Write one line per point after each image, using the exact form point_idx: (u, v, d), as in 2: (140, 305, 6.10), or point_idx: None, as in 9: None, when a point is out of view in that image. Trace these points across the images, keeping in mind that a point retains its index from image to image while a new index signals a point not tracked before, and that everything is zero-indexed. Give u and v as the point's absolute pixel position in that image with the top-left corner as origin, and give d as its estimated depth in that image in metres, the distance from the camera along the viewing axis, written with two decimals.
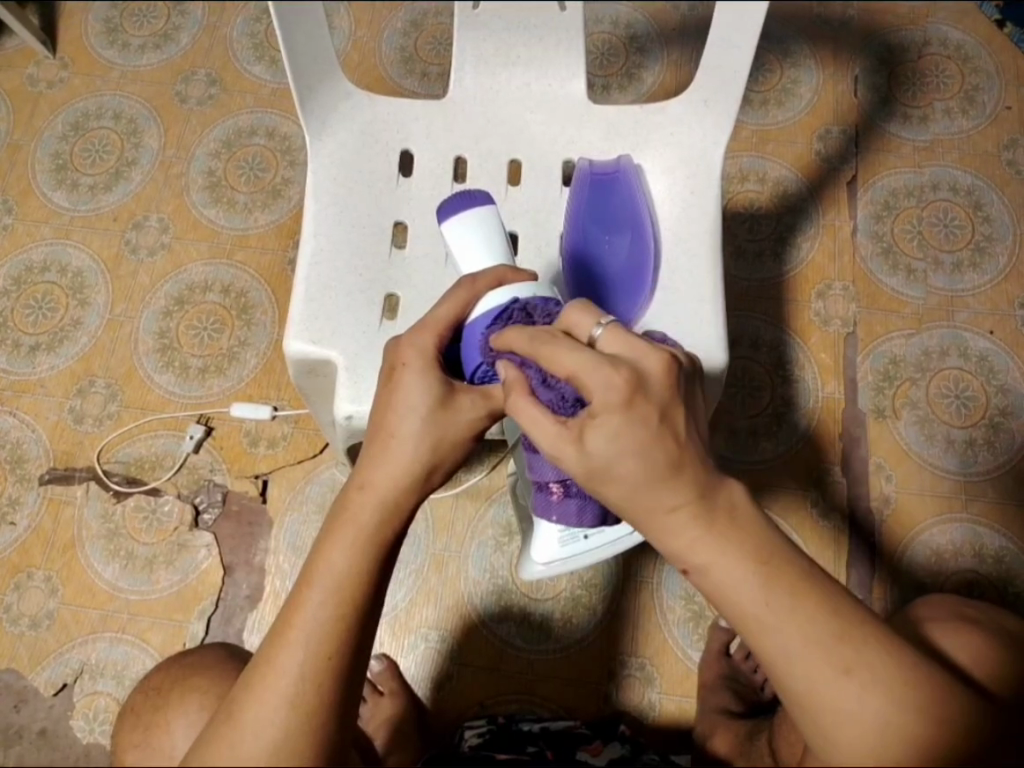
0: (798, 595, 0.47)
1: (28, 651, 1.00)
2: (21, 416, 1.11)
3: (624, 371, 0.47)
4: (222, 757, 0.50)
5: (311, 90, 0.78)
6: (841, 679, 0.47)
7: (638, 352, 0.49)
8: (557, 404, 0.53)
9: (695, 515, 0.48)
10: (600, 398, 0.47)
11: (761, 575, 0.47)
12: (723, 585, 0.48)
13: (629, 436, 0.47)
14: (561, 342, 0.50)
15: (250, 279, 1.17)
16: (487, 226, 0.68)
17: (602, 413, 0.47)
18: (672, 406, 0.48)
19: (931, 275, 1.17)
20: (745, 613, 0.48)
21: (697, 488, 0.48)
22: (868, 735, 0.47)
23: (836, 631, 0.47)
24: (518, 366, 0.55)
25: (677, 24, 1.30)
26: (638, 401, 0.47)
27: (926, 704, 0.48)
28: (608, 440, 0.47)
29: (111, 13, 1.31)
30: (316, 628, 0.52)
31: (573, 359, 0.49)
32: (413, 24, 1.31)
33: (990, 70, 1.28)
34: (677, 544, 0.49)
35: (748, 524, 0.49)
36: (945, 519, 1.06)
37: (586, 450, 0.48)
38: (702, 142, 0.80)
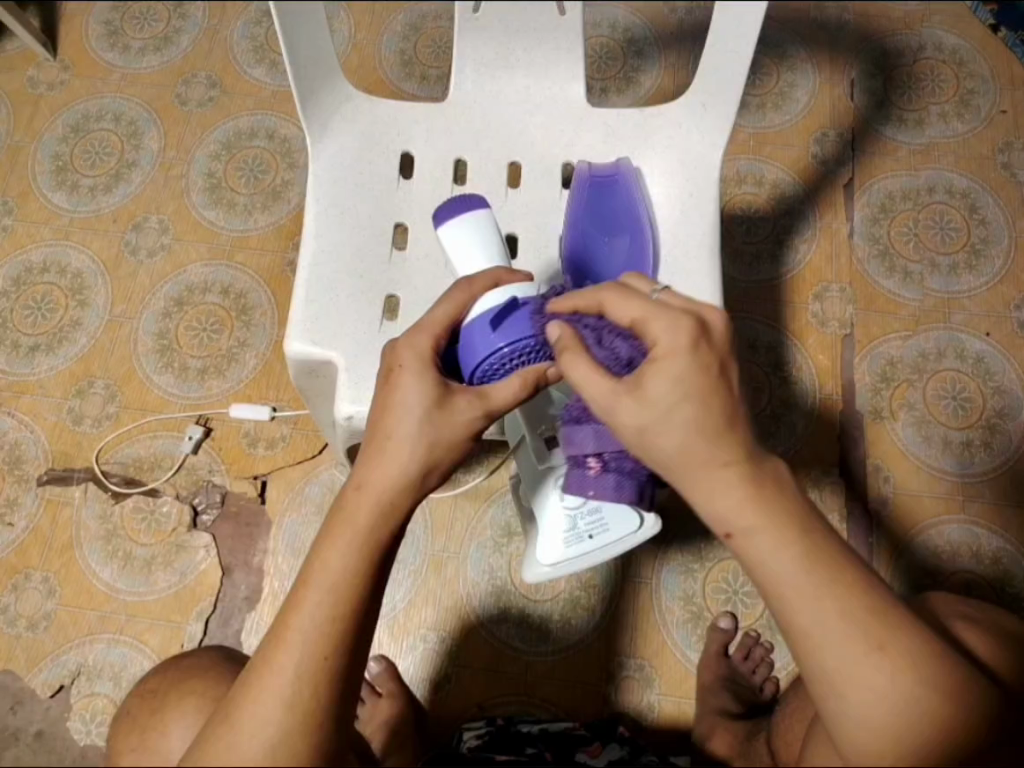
0: (835, 571, 0.48)
1: (25, 652, 1.00)
2: (19, 417, 1.10)
3: (690, 319, 0.50)
4: (220, 756, 0.50)
5: (314, 92, 0.78)
6: (873, 655, 0.47)
7: (698, 305, 0.52)
8: (610, 363, 0.53)
9: (743, 475, 0.49)
10: (667, 342, 0.49)
11: (803, 546, 0.48)
12: (765, 554, 0.48)
13: (693, 380, 0.49)
14: (626, 293, 0.52)
15: (250, 280, 1.18)
16: (482, 228, 0.68)
17: (667, 358, 0.49)
18: (729, 359, 0.50)
19: (927, 277, 1.18)
20: (783, 586, 0.48)
21: (746, 448, 0.49)
22: (892, 711, 0.47)
23: (868, 608, 0.47)
24: (571, 321, 0.55)
25: (675, 28, 1.31)
26: (701, 347, 0.49)
27: (947, 686, 0.48)
28: (671, 383, 0.49)
29: (112, 17, 1.32)
30: (314, 627, 0.52)
31: (638, 308, 0.52)
32: (412, 28, 1.32)
33: (985, 74, 1.29)
34: (723, 506, 0.48)
35: (791, 492, 0.49)
36: (943, 519, 1.06)
37: (644, 397, 0.49)
38: (701, 145, 0.81)
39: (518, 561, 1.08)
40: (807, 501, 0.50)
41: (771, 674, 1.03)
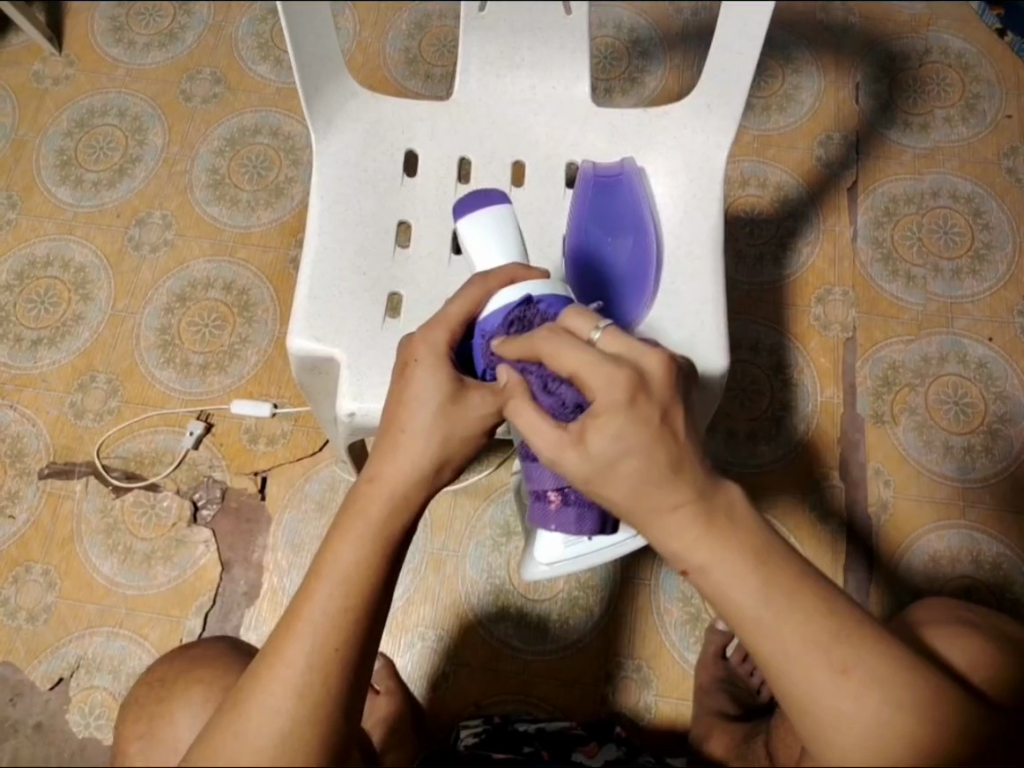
0: (796, 597, 0.48)
1: (25, 645, 1.00)
2: (22, 410, 1.11)
3: (626, 371, 0.49)
4: (229, 747, 0.50)
5: (318, 88, 0.78)
6: (838, 678, 0.47)
7: (637, 352, 0.50)
8: (557, 410, 0.55)
9: (696, 513, 0.48)
10: (603, 398, 0.48)
11: (760, 576, 0.48)
12: (722, 586, 0.48)
13: (633, 435, 0.47)
14: (563, 340, 0.51)
15: (252, 277, 1.18)
16: (500, 225, 0.68)
17: (605, 413, 0.48)
18: (671, 405, 0.49)
19: (930, 282, 1.18)
20: (744, 614, 0.48)
21: (698, 487, 0.48)
22: (863, 731, 0.47)
23: (832, 630, 0.48)
24: (519, 368, 0.56)
25: (681, 29, 1.31)
26: (639, 400, 0.48)
27: (919, 704, 0.48)
28: (611, 439, 0.48)
29: (117, 12, 1.32)
30: (324, 620, 0.52)
31: (578, 356, 0.50)
32: (417, 26, 1.32)
33: (991, 78, 1.29)
34: (678, 544, 0.49)
35: (747, 522, 0.49)
36: (942, 525, 1.06)
37: (587, 450, 0.49)
38: (706, 145, 0.80)
39: (517, 560, 1.08)
40: (764, 526, 0.50)
41: (768, 677, 1.03)
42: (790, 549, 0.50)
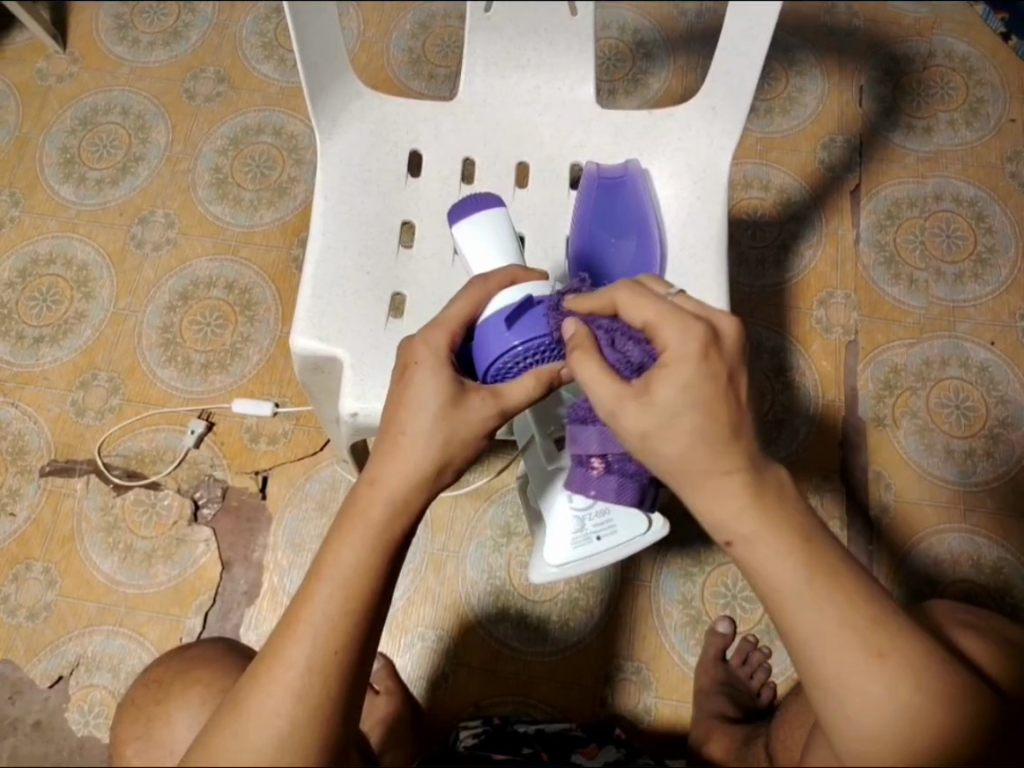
0: (836, 580, 0.48)
1: (25, 643, 1.00)
2: (23, 408, 1.11)
3: (702, 326, 0.49)
4: (229, 748, 0.50)
5: (323, 88, 0.78)
6: (873, 663, 0.47)
7: (709, 314, 0.51)
8: (619, 366, 0.53)
9: (746, 482, 0.49)
10: (676, 348, 0.48)
11: (805, 553, 0.48)
12: (765, 560, 0.48)
13: (700, 389, 0.48)
14: (638, 294, 0.51)
15: (254, 276, 1.18)
16: (499, 226, 0.69)
17: (676, 363, 0.48)
18: (738, 368, 0.49)
19: (933, 285, 1.18)
20: (782, 593, 0.48)
21: (749, 457, 0.49)
22: (892, 720, 0.47)
23: (870, 615, 0.48)
24: (586, 321, 0.55)
25: (684, 31, 1.31)
26: (712, 355, 0.48)
27: (943, 695, 0.48)
28: (678, 390, 0.48)
29: (121, 10, 1.32)
30: (324, 621, 0.52)
31: (651, 309, 0.50)
32: (421, 26, 1.32)
33: (995, 82, 1.29)
34: (725, 513, 0.49)
35: (792, 500, 0.50)
36: (943, 529, 1.06)
37: (650, 401, 0.49)
38: (710, 147, 0.81)
39: (518, 561, 1.08)
40: (808, 509, 0.50)
41: (768, 680, 1.03)
42: (830, 536, 0.50)
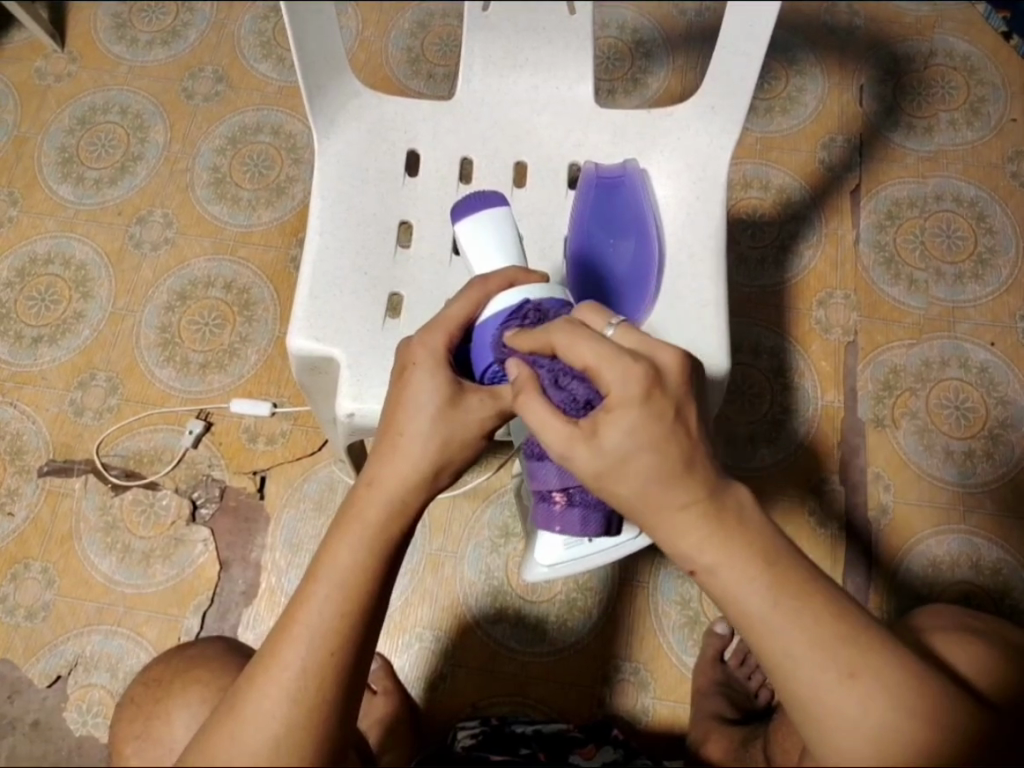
0: (804, 601, 0.48)
1: (24, 642, 1.00)
2: (22, 408, 1.11)
3: (642, 365, 0.49)
4: (225, 749, 0.50)
5: (320, 88, 0.78)
6: (845, 682, 0.47)
7: (650, 347, 0.50)
8: (567, 406, 0.52)
9: (704, 513, 0.48)
10: (619, 391, 0.48)
11: (769, 578, 0.48)
12: (731, 587, 0.48)
13: (647, 431, 0.48)
14: (578, 331, 0.51)
15: (252, 276, 1.18)
16: (499, 227, 0.68)
17: (620, 407, 0.48)
18: (684, 402, 0.49)
19: (933, 286, 1.17)
20: (751, 617, 0.48)
21: (707, 487, 0.49)
22: (870, 735, 0.47)
23: (839, 632, 0.48)
24: (528, 361, 0.55)
25: (684, 30, 1.30)
26: (655, 394, 0.48)
27: (923, 706, 0.48)
28: (625, 433, 0.48)
29: (120, 9, 1.32)
30: (321, 624, 0.52)
31: (590, 350, 0.50)
32: (420, 25, 1.32)
33: (996, 82, 1.28)
34: (686, 545, 0.49)
35: (755, 524, 0.49)
36: (941, 531, 1.06)
37: (599, 444, 0.48)
38: (709, 147, 0.80)
39: (516, 561, 1.08)
40: (773, 527, 0.50)
41: (766, 681, 1.03)
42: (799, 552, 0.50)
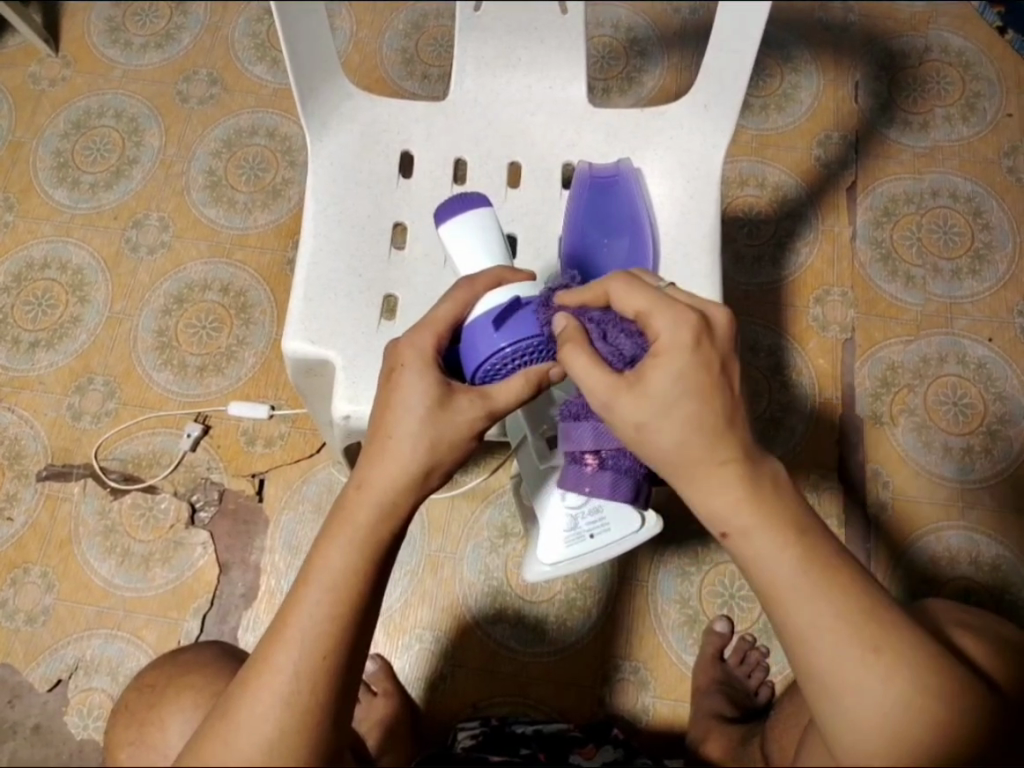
0: (831, 574, 0.50)
1: (23, 647, 1.01)
2: (19, 412, 1.11)
3: (694, 317, 0.52)
4: (219, 754, 0.50)
5: (312, 90, 0.78)
6: (868, 658, 0.48)
7: (701, 304, 0.53)
8: (611, 360, 0.55)
9: (740, 474, 0.51)
10: (669, 338, 0.51)
11: (801, 546, 0.50)
12: (763, 552, 0.50)
13: (693, 376, 0.50)
14: (633, 285, 0.54)
15: (249, 278, 1.18)
16: (485, 227, 0.68)
17: (667, 353, 0.51)
18: (729, 358, 0.52)
19: (930, 282, 1.17)
20: (781, 585, 0.50)
21: (744, 447, 0.52)
22: (889, 715, 0.47)
23: (863, 611, 0.49)
24: (576, 315, 0.56)
25: (678, 28, 1.30)
26: (703, 343, 0.51)
27: (942, 691, 0.49)
28: (673, 379, 0.50)
29: (114, 13, 1.32)
30: (312, 627, 0.52)
31: (644, 301, 0.53)
32: (414, 26, 1.31)
33: (991, 77, 1.28)
34: (723, 504, 0.51)
35: (787, 493, 0.52)
36: (943, 525, 1.06)
37: (643, 390, 0.51)
38: (702, 145, 0.80)
39: (515, 561, 1.08)
40: (804, 503, 0.53)
41: (766, 679, 1.02)
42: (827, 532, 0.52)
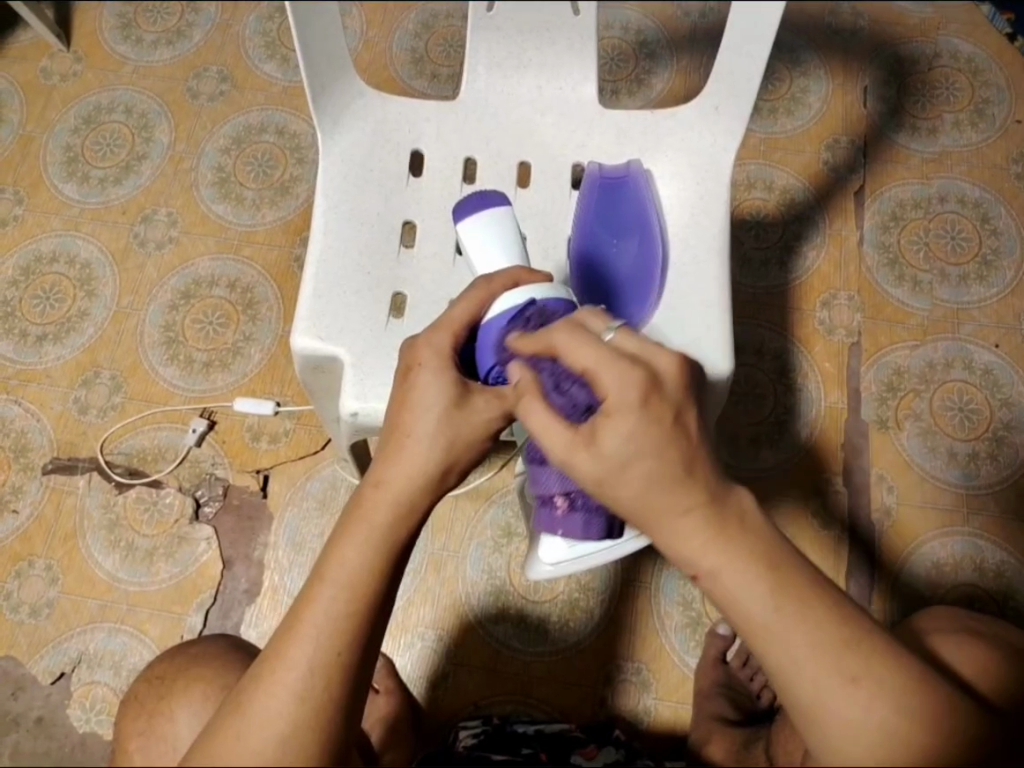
0: (807, 606, 0.48)
1: (27, 640, 1.01)
2: (26, 405, 1.11)
3: (640, 371, 0.48)
4: (231, 748, 0.50)
5: (324, 88, 0.78)
6: (848, 688, 0.47)
7: (651, 351, 0.50)
8: (568, 411, 0.52)
9: (707, 518, 0.48)
10: (616, 396, 0.48)
11: (772, 581, 0.48)
12: (733, 592, 0.48)
13: (647, 435, 0.47)
14: (578, 336, 0.51)
15: (257, 275, 1.18)
16: (501, 226, 0.68)
17: (619, 412, 0.48)
18: (685, 408, 0.49)
19: (937, 287, 1.17)
20: (753, 623, 0.48)
21: (710, 492, 0.48)
22: (872, 742, 0.47)
23: (843, 640, 0.48)
24: (531, 364, 0.54)
25: (688, 31, 1.30)
26: (652, 400, 0.48)
27: (924, 715, 0.48)
28: (624, 439, 0.47)
29: (125, 10, 1.32)
30: (328, 623, 0.53)
31: (590, 355, 0.50)
32: (424, 26, 1.32)
33: (1000, 83, 1.28)
34: (688, 549, 0.49)
35: (757, 525, 0.49)
36: (945, 533, 1.06)
37: (600, 450, 0.48)
38: (712, 147, 0.80)
39: (519, 561, 1.08)
40: (774, 530, 0.50)
41: (769, 684, 1.02)
42: (800, 557, 0.50)
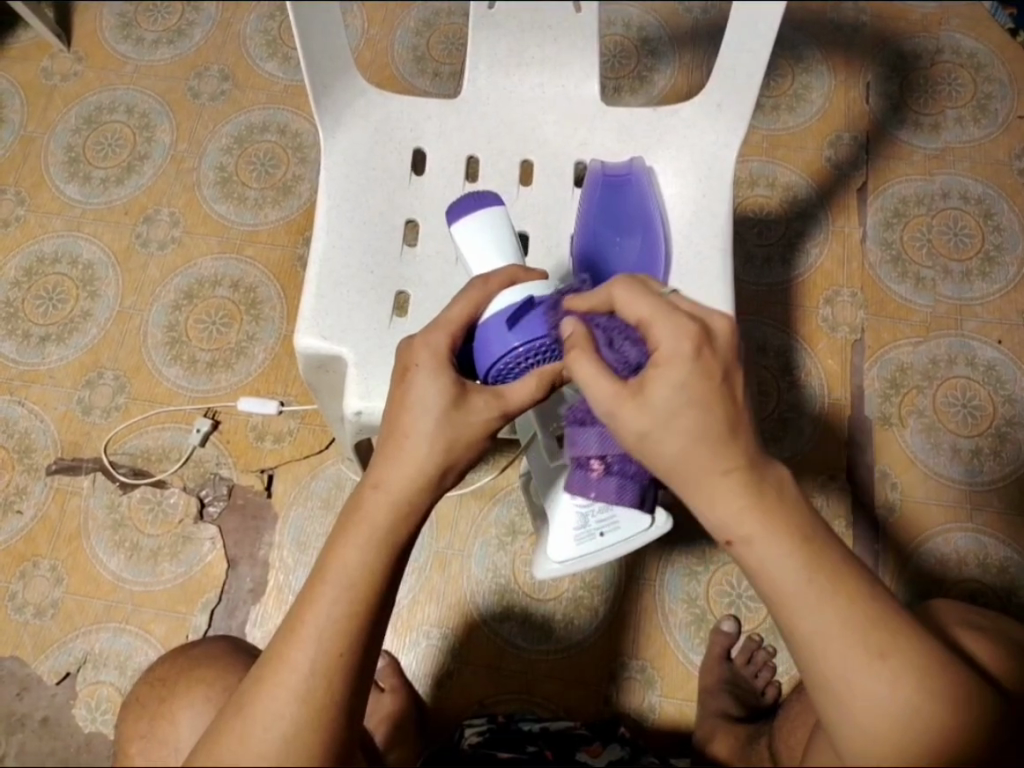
0: (837, 580, 0.48)
1: (32, 640, 1.01)
2: (29, 406, 1.11)
3: (695, 325, 0.49)
4: (235, 750, 0.50)
5: (326, 88, 0.78)
6: (874, 662, 0.47)
7: (703, 312, 0.51)
8: (618, 367, 0.53)
9: (745, 480, 0.49)
10: (669, 349, 0.49)
11: (803, 551, 0.48)
12: (765, 559, 0.49)
13: (698, 387, 0.48)
14: (634, 291, 0.52)
15: (259, 274, 1.18)
16: (496, 225, 0.68)
17: (670, 363, 0.49)
18: (733, 367, 0.50)
19: (940, 283, 1.17)
20: (783, 591, 0.48)
21: (748, 455, 0.49)
22: (894, 720, 0.47)
23: (870, 616, 0.48)
24: (584, 319, 0.54)
25: (690, 28, 1.30)
26: (705, 354, 0.49)
27: (948, 695, 0.48)
28: (674, 389, 0.48)
29: (126, 9, 1.32)
30: (328, 625, 0.53)
31: (646, 307, 0.51)
32: (425, 24, 1.31)
33: (1003, 79, 1.28)
34: (724, 511, 0.49)
35: (792, 498, 0.50)
36: (950, 527, 1.06)
37: (647, 402, 0.49)
38: (714, 145, 0.80)
39: (522, 559, 1.08)
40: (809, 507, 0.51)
41: (773, 678, 1.02)
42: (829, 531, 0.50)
